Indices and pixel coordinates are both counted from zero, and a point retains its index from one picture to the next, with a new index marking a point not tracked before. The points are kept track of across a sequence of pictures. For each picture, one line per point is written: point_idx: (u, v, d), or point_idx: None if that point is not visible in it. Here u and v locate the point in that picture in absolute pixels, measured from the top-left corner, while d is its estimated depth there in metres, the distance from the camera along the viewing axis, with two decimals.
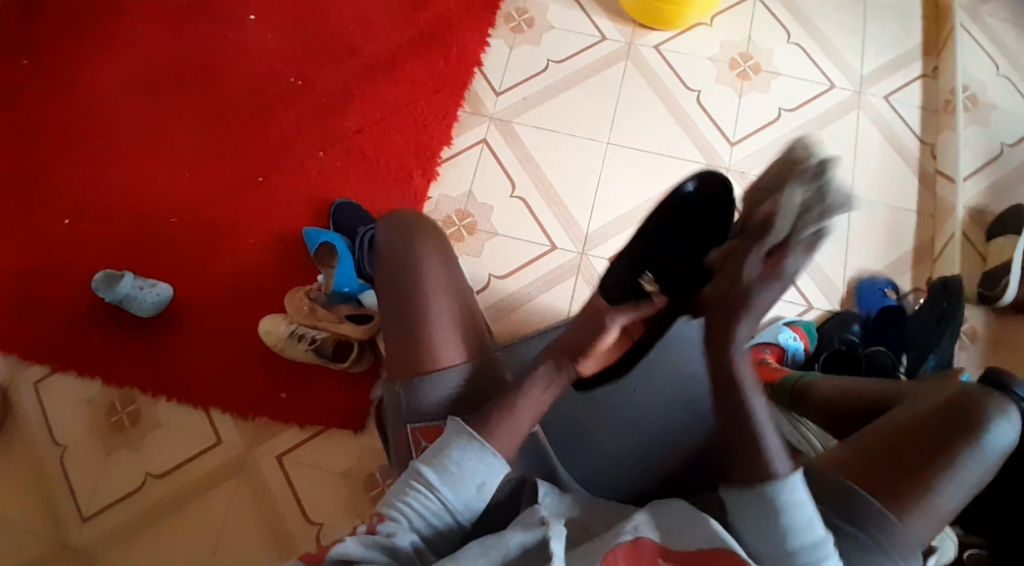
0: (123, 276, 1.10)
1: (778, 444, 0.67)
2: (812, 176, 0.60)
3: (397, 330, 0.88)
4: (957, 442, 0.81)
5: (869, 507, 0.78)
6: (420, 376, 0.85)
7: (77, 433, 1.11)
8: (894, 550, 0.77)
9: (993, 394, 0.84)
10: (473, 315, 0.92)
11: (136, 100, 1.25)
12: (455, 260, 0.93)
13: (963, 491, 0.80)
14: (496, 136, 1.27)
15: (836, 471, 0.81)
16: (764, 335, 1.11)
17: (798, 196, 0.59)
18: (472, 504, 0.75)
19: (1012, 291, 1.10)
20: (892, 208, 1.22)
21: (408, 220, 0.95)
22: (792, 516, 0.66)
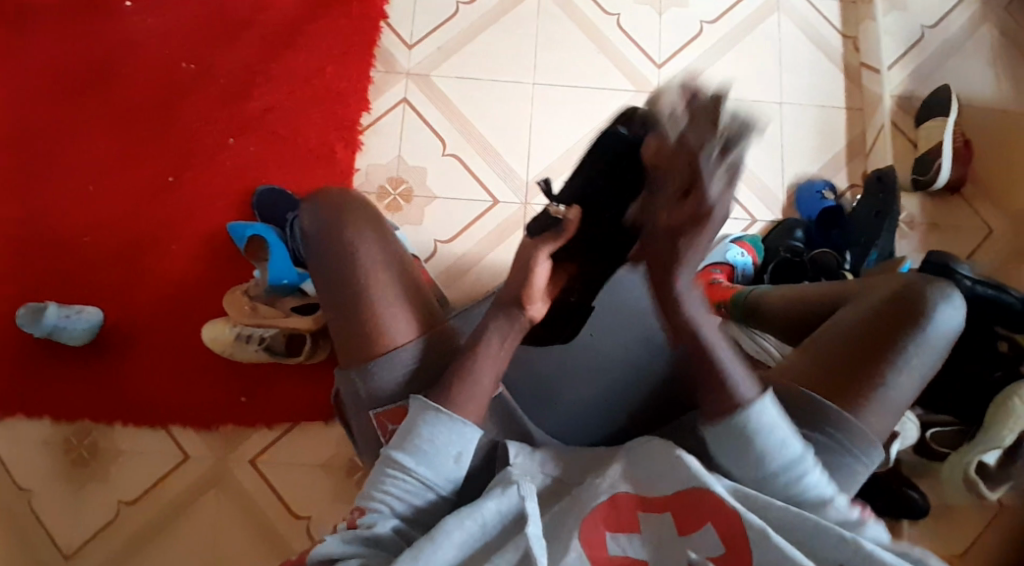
0: (48, 307, 1.09)
1: (731, 354, 0.69)
2: (720, 146, 0.55)
3: (342, 319, 0.82)
4: (906, 330, 0.77)
5: (824, 408, 0.75)
6: (369, 361, 0.79)
7: (39, 476, 1.09)
8: (854, 446, 0.75)
9: (935, 281, 0.81)
10: (419, 286, 0.85)
11: (31, 120, 1.21)
12: (392, 234, 0.87)
13: (919, 378, 0.77)
14: (414, 92, 1.23)
15: (789, 380, 0.78)
16: (713, 255, 1.09)
17: (707, 159, 0.55)
18: (452, 476, 0.73)
19: (944, 173, 1.10)
20: (821, 106, 1.21)
21: (334, 197, 0.88)
22: (765, 440, 0.67)
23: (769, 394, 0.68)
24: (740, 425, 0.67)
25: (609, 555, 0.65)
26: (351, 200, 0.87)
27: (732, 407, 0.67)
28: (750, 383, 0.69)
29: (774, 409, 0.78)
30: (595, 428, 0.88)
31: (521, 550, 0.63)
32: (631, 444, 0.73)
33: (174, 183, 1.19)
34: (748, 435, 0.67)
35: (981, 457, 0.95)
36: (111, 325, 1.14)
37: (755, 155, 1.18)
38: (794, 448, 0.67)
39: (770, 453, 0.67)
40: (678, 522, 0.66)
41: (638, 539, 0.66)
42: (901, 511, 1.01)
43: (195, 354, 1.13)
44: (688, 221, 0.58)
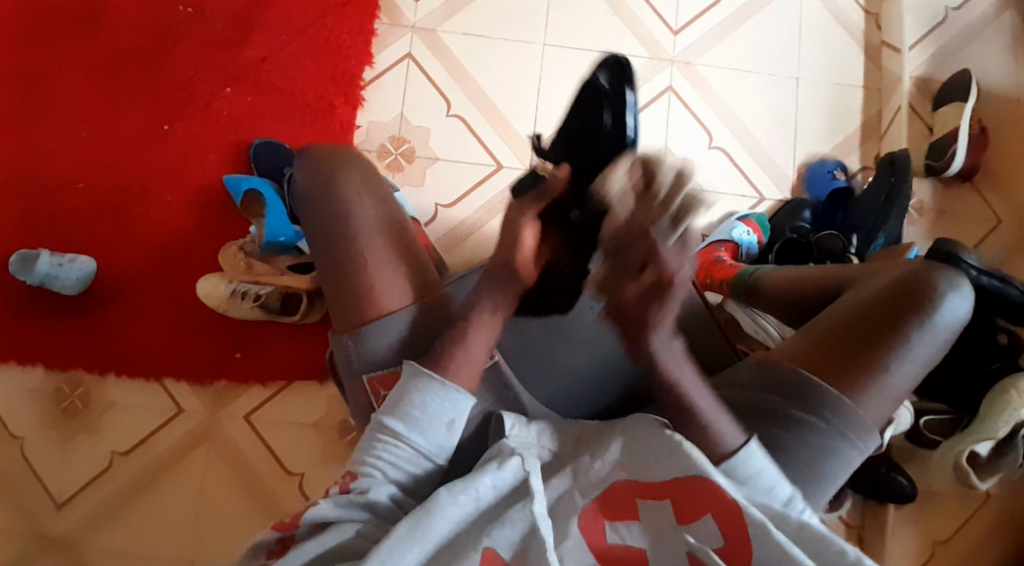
0: (40, 254, 1.07)
1: (714, 406, 0.70)
2: (673, 226, 0.58)
3: (335, 282, 0.80)
4: (910, 318, 0.77)
5: (825, 394, 0.75)
6: (364, 324, 0.77)
7: (31, 424, 1.09)
8: (851, 432, 0.75)
9: (941, 268, 0.79)
10: (414, 248, 0.83)
11: (18, 58, 1.16)
12: (386, 192, 0.84)
13: (919, 367, 0.77)
14: (419, 48, 1.20)
15: (790, 361, 0.78)
16: (719, 233, 1.08)
17: (664, 243, 0.58)
18: (444, 444, 0.71)
19: (958, 160, 1.08)
20: (835, 84, 1.18)
21: (325, 152, 0.85)
22: (753, 485, 0.67)
23: (754, 442, 0.69)
24: (729, 477, 0.68)
25: (608, 545, 0.64)
26: (343, 155, 0.84)
27: (718, 457, 0.68)
28: (733, 432, 0.70)
29: (772, 391, 0.77)
30: (589, 404, 0.86)
31: (523, 527, 0.63)
32: (627, 422, 0.71)
33: (170, 132, 1.16)
34: (736, 482, 0.68)
35: (974, 447, 0.95)
36: (104, 275, 1.12)
37: (766, 132, 1.16)
38: (784, 492, 0.68)
39: (761, 497, 0.67)
40: (677, 511, 0.64)
41: (637, 527, 0.65)
42: (887, 493, 1.03)
43: (189, 309, 1.12)
44: (642, 297, 0.62)
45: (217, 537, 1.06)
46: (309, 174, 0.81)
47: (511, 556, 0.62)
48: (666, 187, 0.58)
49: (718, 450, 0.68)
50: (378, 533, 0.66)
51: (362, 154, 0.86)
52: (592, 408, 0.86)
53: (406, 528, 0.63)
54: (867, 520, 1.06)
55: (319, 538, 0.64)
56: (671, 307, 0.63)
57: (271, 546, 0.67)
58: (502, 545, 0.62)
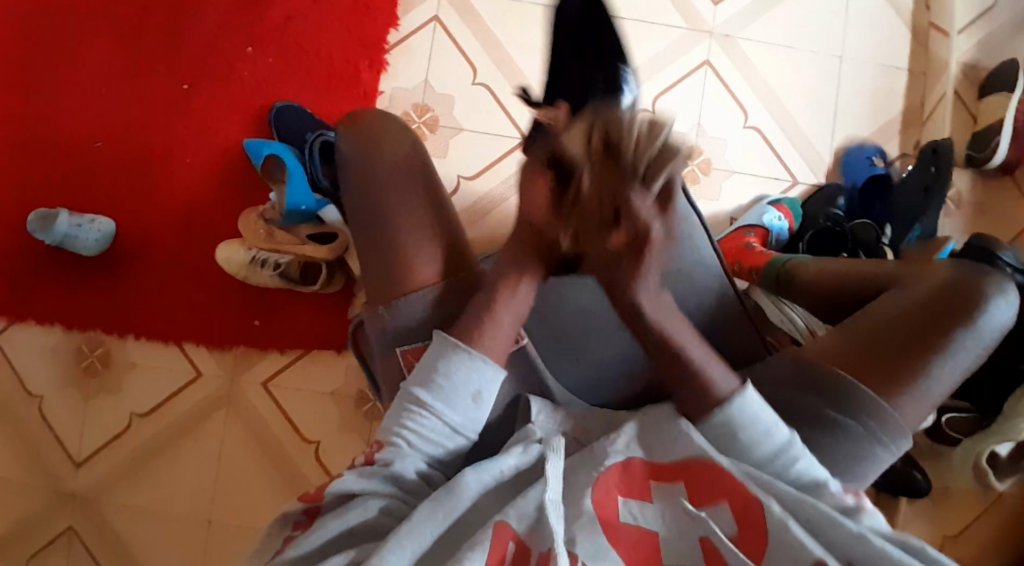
0: (58, 214, 1.05)
1: (706, 353, 0.68)
2: (646, 186, 0.55)
3: (370, 252, 0.78)
4: (956, 322, 0.75)
5: (862, 397, 0.73)
6: (398, 296, 0.76)
7: (50, 382, 1.09)
8: (885, 436, 0.74)
9: (991, 273, 0.77)
10: (452, 222, 0.81)
11: (34, 8, 1.13)
12: (426, 163, 0.81)
13: (961, 373, 0.75)
14: (448, 11, 1.15)
15: (827, 360, 0.76)
16: (749, 217, 1.06)
17: (638, 201, 0.56)
18: (473, 415, 0.70)
19: (1002, 152, 1.05)
20: (879, 65, 1.13)
21: (366, 121, 0.82)
22: (750, 431, 0.66)
23: (751, 387, 0.67)
24: (726, 423, 0.66)
25: (620, 521, 0.63)
26: (384, 124, 0.82)
27: (712, 404, 0.67)
28: (729, 377, 0.68)
29: (806, 392, 0.76)
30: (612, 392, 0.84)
31: (537, 501, 0.63)
32: (648, 408, 0.71)
33: (190, 92, 1.13)
34: (734, 431, 0.66)
35: (995, 447, 0.96)
36: (122, 236, 1.11)
37: (805, 113, 1.12)
38: (781, 436, 0.66)
39: (756, 446, 0.66)
40: (690, 493, 0.64)
41: (651, 508, 0.64)
42: (901, 489, 1.03)
43: (208, 273, 1.11)
44: (629, 246, 0.59)
45: (234, 501, 1.08)
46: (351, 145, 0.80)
47: (523, 529, 0.62)
48: (637, 137, 0.55)
49: (711, 398, 0.67)
50: (402, 509, 0.67)
51: (402, 122, 0.83)
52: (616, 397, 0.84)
53: (427, 508, 0.64)
54: (878, 513, 1.06)
55: (339, 517, 0.64)
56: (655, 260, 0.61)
57: (298, 518, 0.68)
58: (516, 519, 0.62)
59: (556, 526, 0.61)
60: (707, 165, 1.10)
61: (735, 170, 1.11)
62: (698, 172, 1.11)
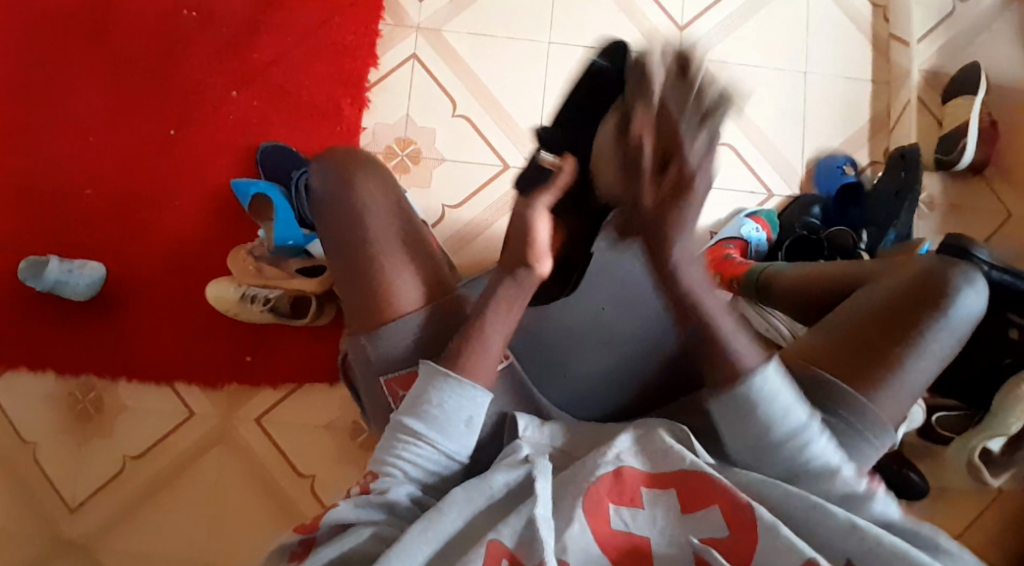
0: (50, 260, 1.07)
1: (734, 328, 0.67)
2: (701, 116, 0.56)
3: (348, 284, 0.79)
4: (924, 314, 0.76)
5: (841, 393, 0.74)
6: (381, 325, 0.77)
7: (43, 429, 1.09)
8: (869, 433, 0.74)
9: (956, 264, 0.79)
10: (428, 246, 0.82)
11: (23, 64, 1.17)
12: (399, 192, 0.83)
13: (936, 363, 0.76)
14: (425, 48, 1.19)
15: (804, 362, 0.78)
16: (728, 230, 1.09)
17: (688, 117, 0.56)
18: (464, 439, 0.70)
19: (968, 154, 1.08)
20: (844, 78, 1.17)
21: (339, 155, 0.84)
22: (770, 408, 0.64)
23: (774, 362, 0.65)
24: (745, 401, 0.65)
25: (612, 529, 0.64)
26: (355, 156, 0.83)
27: (732, 379, 0.65)
28: (753, 350, 0.66)
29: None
30: (600, 406, 0.84)
31: (527, 518, 0.63)
32: (638, 422, 0.72)
33: (177, 136, 1.16)
34: (754, 402, 0.64)
35: (985, 444, 0.95)
36: (113, 281, 1.12)
37: (775, 127, 1.16)
38: (798, 416, 0.65)
39: (773, 422, 0.64)
40: (681, 501, 0.65)
41: (643, 515, 0.64)
42: (899, 491, 1.03)
43: (198, 312, 1.12)
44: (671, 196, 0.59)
45: (231, 542, 1.06)
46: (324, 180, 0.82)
47: (515, 544, 0.62)
48: (697, 82, 0.57)
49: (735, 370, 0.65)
50: (394, 533, 0.67)
51: (373, 153, 0.85)
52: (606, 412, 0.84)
53: (418, 529, 0.64)
54: None
55: (334, 545, 0.64)
56: (696, 206, 0.60)
57: (293, 547, 0.66)
58: (508, 535, 0.62)
59: (549, 538, 0.61)
60: None
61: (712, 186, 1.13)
62: None
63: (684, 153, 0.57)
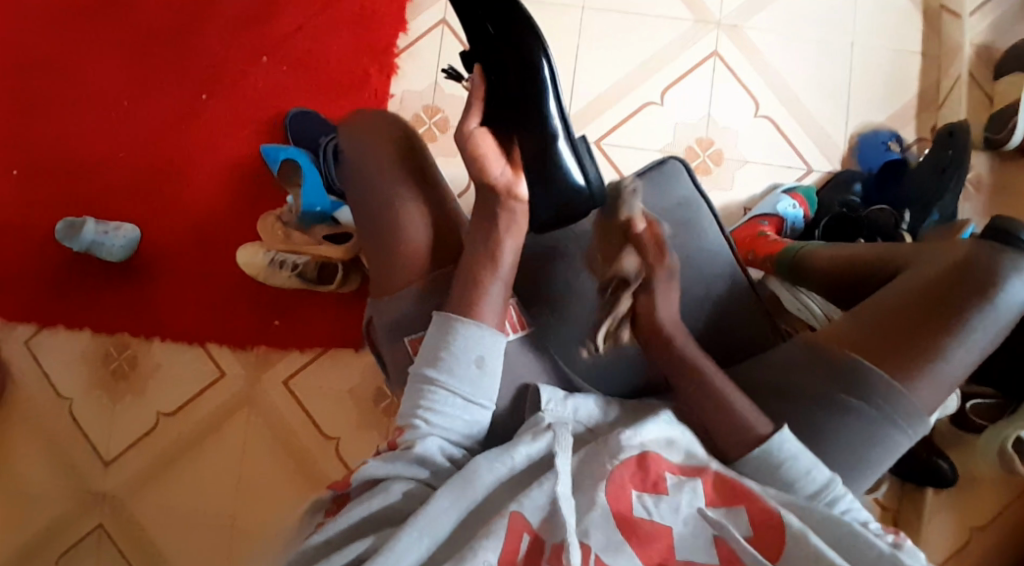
0: (85, 222, 1.09)
1: (729, 384, 0.72)
2: (628, 285, 0.72)
3: (373, 247, 0.81)
4: (969, 304, 0.73)
5: (874, 379, 0.73)
6: (398, 287, 0.78)
7: (80, 385, 1.13)
8: (901, 419, 0.73)
9: (1006, 250, 0.75)
10: (451, 213, 0.82)
11: (58, 25, 1.18)
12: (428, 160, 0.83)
13: (976, 355, 0.74)
14: (455, 13, 1.17)
15: (837, 343, 0.77)
16: (763, 206, 1.05)
17: (623, 302, 0.73)
18: (479, 380, 0.70)
19: (1019, 134, 1.02)
20: (891, 49, 1.12)
21: (372, 126, 0.85)
22: (790, 470, 0.68)
23: (787, 429, 0.69)
24: (763, 462, 0.68)
25: (633, 514, 0.62)
26: (387, 127, 0.85)
27: (748, 443, 0.69)
28: (762, 420, 0.70)
29: (817, 375, 0.76)
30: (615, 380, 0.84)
31: (550, 494, 0.63)
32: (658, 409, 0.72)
33: (207, 102, 1.16)
34: (775, 466, 0.68)
35: (1019, 433, 0.93)
36: (147, 243, 1.14)
37: (817, 100, 1.11)
38: (822, 475, 0.68)
39: (797, 480, 0.67)
40: (707, 491, 0.65)
41: (667, 500, 0.63)
42: (928, 479, 1.01)
43: (229, 276, 1.14)
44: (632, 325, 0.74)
45: (259, 501, 1.09)
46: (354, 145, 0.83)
47: (537, 521, 0.62)
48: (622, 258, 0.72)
49: (754, 436, 0.69)
50: (427, 492, 0.66)
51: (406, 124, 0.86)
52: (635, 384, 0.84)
53: (445, 500, 0.63)
54: (904, 504, 1.04)
55: (365, 502, 0.63)
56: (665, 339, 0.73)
57: (327, 505, 0.68)
58: (530, 509, 0.62)
59: (570, 518, 0.61)
60: (718, 156, 1.10)
61: (748, 159, 1.10)
62: (709, 163, 1.10)
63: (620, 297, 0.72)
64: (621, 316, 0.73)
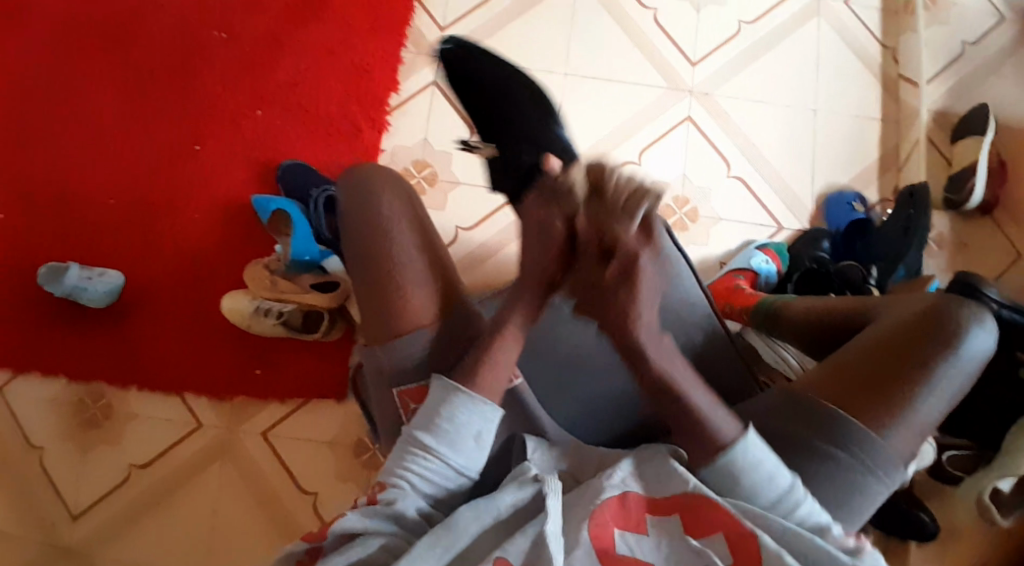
0: (69, 267, 1.09)
1: (707, 397, 0.69)
2: (629, 216, 0.61)
3: (367, 296, 0.80)
4: (937, 353, 0.76)
5: (848, 427, 0.74)
6: (397, 335, 0.78)
7: (52, 433, 1.10)
8: (875, 466, 0.74)
9: (968, 304, 0.79)
10: (445, 263, 0.84)
11: (54, 75, 1.20)
12: (422, 211, 0.85)
13: (944, 402, 0.76)
14: (445, 76, 1.22)
15: (814, 391, 0.78)
16: (737, 261, 1.10)
17: (625, 230, 0.61)
18: (475, 456, 0.70)
19: (977, 194, 1.09)
20: (854, 117, 1.20)
21: (367, 175, 0.85)
22: (752, 475, 0.66)
23: (751, 432, 0.68)
24: (729, 466, 0.67)
25: (617, 553, 0.63)
26: (381, 176, 0.85)
27: (713, 449, 0.67)
28: (730, 421, 0.69)
29: (795, 421, 0.77)
30: (601, 430, 0.85)
31: (534, 535, 0.63)
32: (641, 447, 0.72)
33: (200, 152, 1.19)
34: (737, 476, 0.67)
35: (996, 484, 0.94)
36: (130, 289, 1.14)
37: (785, 162, 1.18)
38: (783, 480, 0.67)
39: (759, 488, 0.66)
40: (687, 523, 0.65)
41: (648, 541, 0.65)
42: (908, 532, 1.02)
43: (212, 325, 1.14)
44: (619, 282, 0.63)
45: (231, 555, 1.06)
46: (349, 194, 0.84)
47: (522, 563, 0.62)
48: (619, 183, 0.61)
49: (715, 444, 0.67)
50: (403, 546, 0.66)
51: (399, 174, 0.87)
52: (622, 432, 0.85)
53: (426, 543, 0.63)
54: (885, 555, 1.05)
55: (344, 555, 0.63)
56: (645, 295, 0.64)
57: (299, 555, 0.66)
58: (515, 553, 0.62)
59: (557, 553, 0.62)
60: (693, 213, 1.15)
61: (720, 216, 1.15)
62: (686, 220, 1.15)
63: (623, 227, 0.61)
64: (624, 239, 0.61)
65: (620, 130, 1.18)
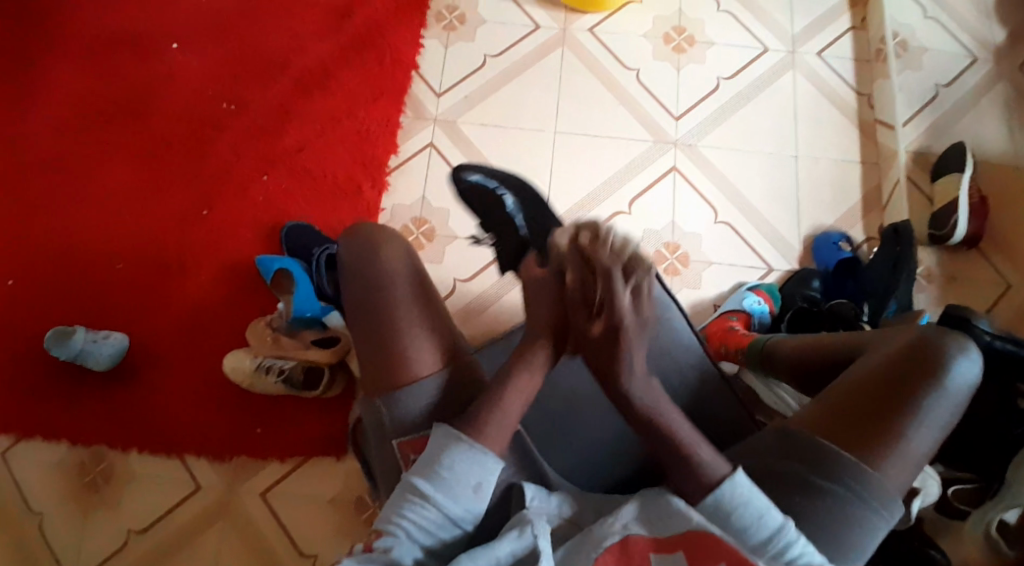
0: (76, 330, 1.11)
1: (696, 435, 0.70)
2: (624, 280, 0.66)
3: (369, 351, 0.81)
4: (926, 384, 0.75)
5: (842, 461, 0.73)
6: (396, 388, 0.79)
7: (53, 498, 1.10)
8: (873, 500, 0.73)
9: (953, 334, 0.78)
10: (444, 315, 0.84)
11: (68, 148, 1.26)
12: (421, 265, 0.86)
13: (936, 433, 0.75)
14: (442, 137, 1.27)
15: (807, 427, 0.76)
16: (731, 303, 1.12)
17: (619, 295, 0.65)
18: (474, 507, 0.69)
19: (961, 228, 1.12)
20: (836, 161, 1.24)
21: (367, 235, 0.86)
22: (743, 515, 0.66)
23: (740, 472, 0.68)
24: (717, 507, 0.67)
25: None
26: (380, 235, 0.86)
27: (703, 488, 0.68)
28: (720, 460, 0.69)
29: (791, 457, 0.75)
30: (603, 477, 0.83)
31: None
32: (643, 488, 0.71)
33: (206, 217, 1.23)
34: (726, 514, 0.67)
35: (1002, 514, 0.90)
36: (134, 351, 1.16)
37: (771, 207, 1.21)
38: (774, 518, 0.66)
39: (750, 525, 0.66)
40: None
41: None
42: None
43: (214, 384, 1.15)
44: (606, 338, 0.69)
45: None
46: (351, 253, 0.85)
47: None
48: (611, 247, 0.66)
49: (704, 479, 0.68)
50: None
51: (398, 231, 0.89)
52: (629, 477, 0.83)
53: None
54: None
55: None
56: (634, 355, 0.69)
57: None
58: None
59: None
60: (686, 258, 1.18)
61: (712, 260, 1.18)
62: (678, 265, 1.18)
63: (614, 295, 0.66)
64: (617, 304, 0.66)
65: (608, 183, 1.22)
